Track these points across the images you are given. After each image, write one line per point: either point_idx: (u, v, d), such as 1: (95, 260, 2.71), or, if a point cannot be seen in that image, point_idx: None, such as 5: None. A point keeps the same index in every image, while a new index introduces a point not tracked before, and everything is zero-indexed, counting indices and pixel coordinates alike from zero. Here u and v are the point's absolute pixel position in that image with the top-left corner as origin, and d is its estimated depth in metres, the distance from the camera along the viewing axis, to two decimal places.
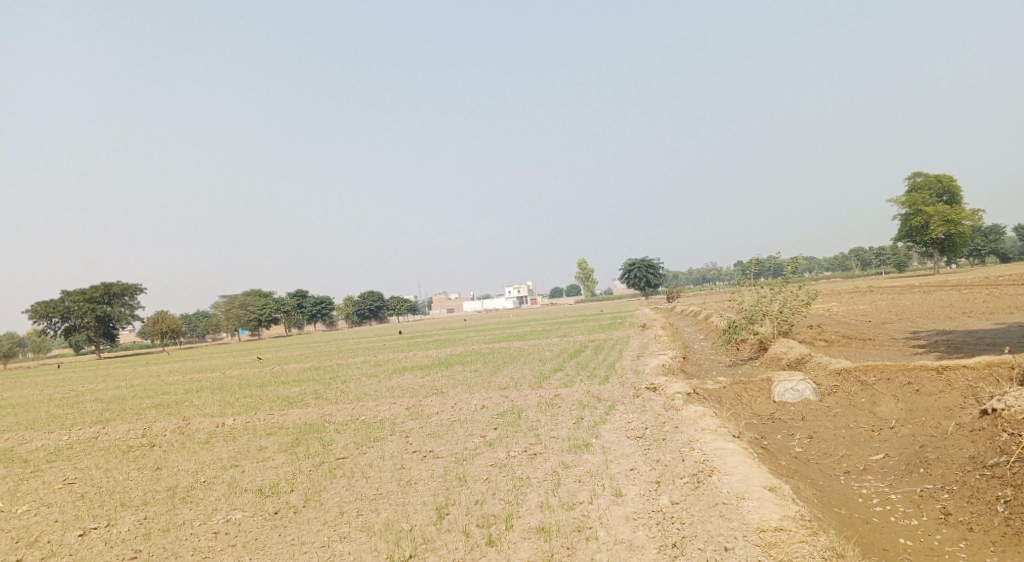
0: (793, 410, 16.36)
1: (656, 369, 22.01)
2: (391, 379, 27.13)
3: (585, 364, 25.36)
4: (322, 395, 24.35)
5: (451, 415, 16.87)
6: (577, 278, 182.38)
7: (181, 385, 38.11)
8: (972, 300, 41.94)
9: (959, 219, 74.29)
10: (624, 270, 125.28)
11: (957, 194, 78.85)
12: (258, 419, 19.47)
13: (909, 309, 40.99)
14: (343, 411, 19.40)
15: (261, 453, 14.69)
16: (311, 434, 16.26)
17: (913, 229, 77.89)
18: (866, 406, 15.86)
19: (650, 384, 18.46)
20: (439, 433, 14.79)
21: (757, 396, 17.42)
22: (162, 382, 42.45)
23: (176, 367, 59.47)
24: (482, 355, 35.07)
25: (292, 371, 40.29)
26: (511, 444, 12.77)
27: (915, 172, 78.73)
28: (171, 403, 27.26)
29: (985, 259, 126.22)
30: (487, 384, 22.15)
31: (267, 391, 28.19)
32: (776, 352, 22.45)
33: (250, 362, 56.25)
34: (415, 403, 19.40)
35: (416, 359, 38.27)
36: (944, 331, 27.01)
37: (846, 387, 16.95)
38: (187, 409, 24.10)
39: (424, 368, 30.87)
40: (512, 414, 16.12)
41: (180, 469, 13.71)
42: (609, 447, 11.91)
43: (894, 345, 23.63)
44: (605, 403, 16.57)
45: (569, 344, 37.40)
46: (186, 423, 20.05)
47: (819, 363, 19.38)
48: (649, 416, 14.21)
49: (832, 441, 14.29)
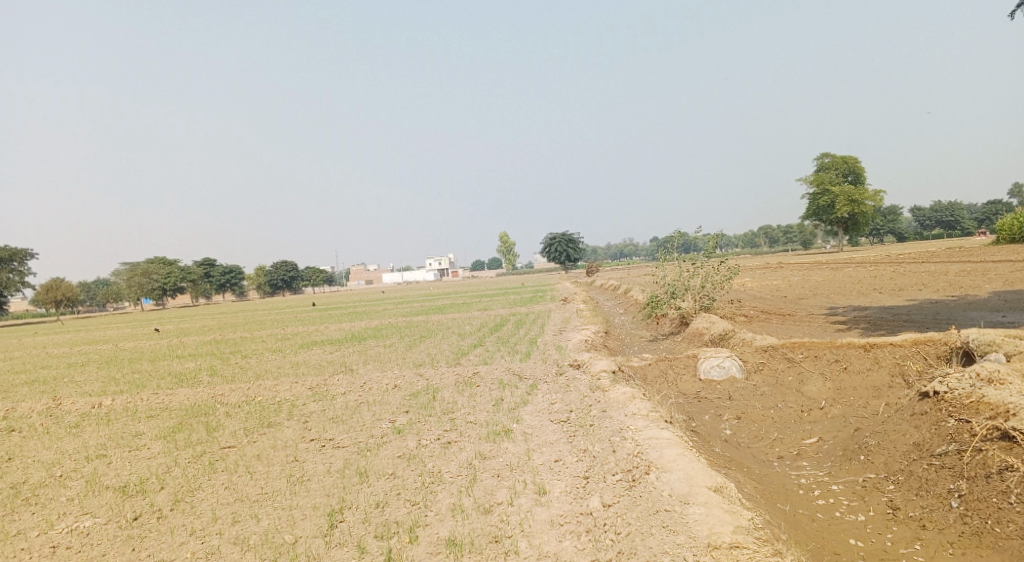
0: (720, 389, 15.68)
1: (578, 345, 21.10)
2: (297, 354, 25.31)
3: (506, 339, 24.29)
4: (219, 371, 22.34)
5: (358, 396, 15.42)
6: (498, 250, 181.40)
7: (65, 360, 34.86)
8: (879, 277, 43.14)
9: (863, 199, 77.02)
10: (545, 243, 125.37)
11: (861, 174, 81.68)
12: (142, 400, 17.42)
13: (820, 285, 41.68)
14: (238, 392, 17.57)
15: (136, 440, 12.85)
16: (197, 419, 14.47)
17: (819, 208, 80.33)
18: (793, 384, 15.33)
19: (573, 361, 17.47)
20: (343, 417, 13.31)
21: (682, 373, 16.66)
22: (45, 356, 38.90)
23: (66, 339, 54.98)
24: (398, 329, 33.45)
25: (191, 344, 37.48)
26: (422, 430, 11.45)
27: (823, 152, 80.94)
28: (47, 379, 24.59)
29: (883, 238, 132.48)
30: (401, 360, 20.70)
31: (159, 367, 25.82)
32: (699, 328, 21.92)
33: (148, 333, 52.66)
34: (320, 383, 17.76)
35: (327, 333, 36.19)
36: (860, 307, 27.25)
37: (773, 364, 16.38)
38: (63, 387, 21.64)
39: (335, 342, 29.05)
40: (425, 394, 14.80)
41: (33, 461, 11.76)
42: (531, 433, 10.77)
43: (814, 322, 23.45)
44: (527, 383, 15.47)
45: (489, 317, 36.29)
46: (57, 404, 17.78)
47: (743, 339, 18.86)
48: (573, 397, 13.17)
49: (761, 423, 13.66)
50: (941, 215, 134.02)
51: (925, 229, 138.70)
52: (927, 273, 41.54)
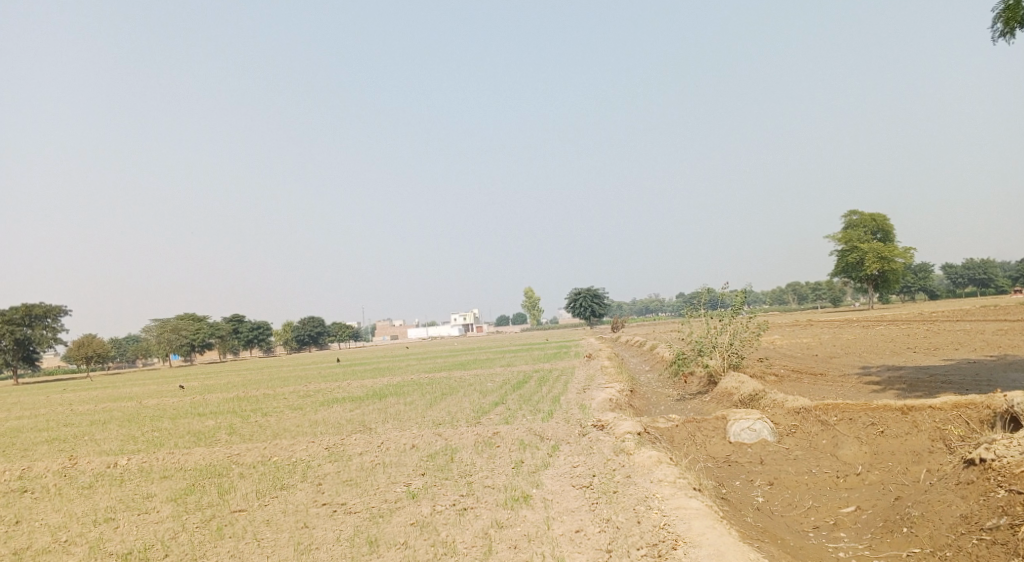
0: (751, 452, 15.01)
1: (602, 404, 20.55)
2: (317, 412, 24.99)
3: (528, 398, 23.80)
4: (238, 430, 22.06)
5: (375, 457, 15.00)
6: (523, 307, 181.17)
7: (89, 417, 34.88)
8: (913, 336, 41.99)
9: (892, 256, 75.90)
10: (570, 299, 125.00)
11: (889, 231, 80.68)
12: (158, 460, 17.17)
13: (852, 343, 40.66)
14: (254, 451, 17.25)
15: (146, 503, 12.55)
16: (211, 480, 14.15)
17: (847, 265, 79.24)
18: (827, 449, 14.64)
19: (597, 422, 16.93)
20: (357, 480, 12.91)
21: (711, 436, 16.03)
22: (70, 413, 39.00)
23: (93, 395, 55.30)
24: (421, 386, 33.05)
25: (214, 402, 37.37)
26: (438, 495, 11.01)
27: (849, 210, 80.37)
28: (69, 437, 24.50)
29: (915, 295, 130.17)
30: (420, 419, 20.26)
31: (179, 425, 25.62)
32: (727, 388, 21.27)
33: (173, 390, 52.77)
34: (337, 442, 17.38)
35: (349, 390, 35.88)
36: (895, 367, 26.38)
37: (805, 427, 15.71)
38: (83, 445, 21.49)
39: (356, 400, 28.71)
40: (442, 456, 14.36)
41: (40, 524, 11.47)
42: (551, 499, 10.28)
43: (847, 382, 22.63)
44: (548, 444, 14.97)
45: (513, 374, 35.79)
46: (73, 463, 17.57)
47: (774, 399, 18.20)
48: (596, 461, 12.65)
49: (795, 489, 12.98)
50: (974, 272, 131.63)
51: (958, 287, 136.15)
52: (963, 332, 40.36)
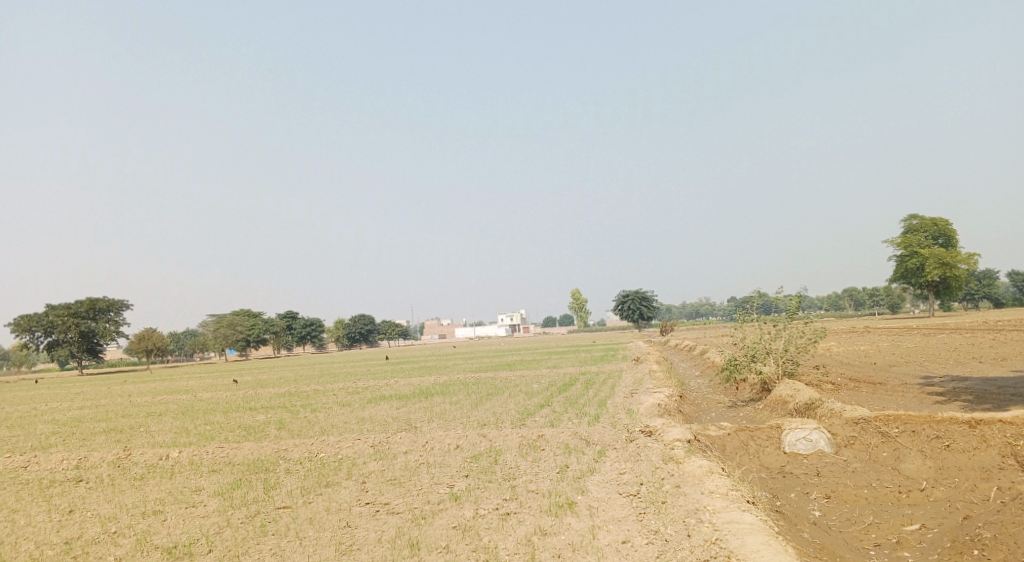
0: (806, 464, 14.44)
1: (650, 408, 20.11)
2: (364, 409, 25.13)
3: (575, 400, 23.48)
4: (286, 425, 22.30)
5: (419, 457, 14.92)
6: (570, 308, 180.43)
7: (146, 408, 35.84)
8: (977, 346, 40.26)
9: (955, 262, 73.09)
10: (618, 301, 123.99)
11: (952, 237, 77.68)
12: (207, 453, 17.41)
13: (913, 352, 39.17)
14: (301, 447, 17.36)
15: (194, 496, 12.67)
16: (257, 475, 14.25)
17: (907, 271, 76.55)
18: (888, 462, 13.98)
19: (645, 427, 16.54)
20: (401, 479, 12.81)
21: (764, 445, 15.48)
22: (128, 404, 40.12)
23: (151, 388, 56.94)
24: (466, 385, 33.05)
25: (264, 396, 38.00)
26: (481, 499, 10.81)
27: (909, 215, 77.69)
28: (124, 428, 25.14)
29: (979, 303, 125.20)
30: (465, 419, 20.14)
31: (230, 419, 26.06)
32: (781, 396, 20.61)
33: (226, 384, 53.92)
34: (382, 441, 17.37)
35: (395, 388, 36.07)
36: (959, 377, 25.24)
37: (864, 438, 15.05)
38: (137, 437, 21.99)
39: (402, 398, 28.78)
40: (486, 458, 14.19)
41: (91, 514, 11.68)
42: (598, 507, 10.00)
43: (908, 392, 21.67)
44: (595, 449, 14.67)
45: (560, 376, 35.47)
46: (127, 454, 17.95)
47: (831, 409, 17.52)
48: (645, 468, 12.30)
49: (854, 504, 12.39)
50: None
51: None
52: None
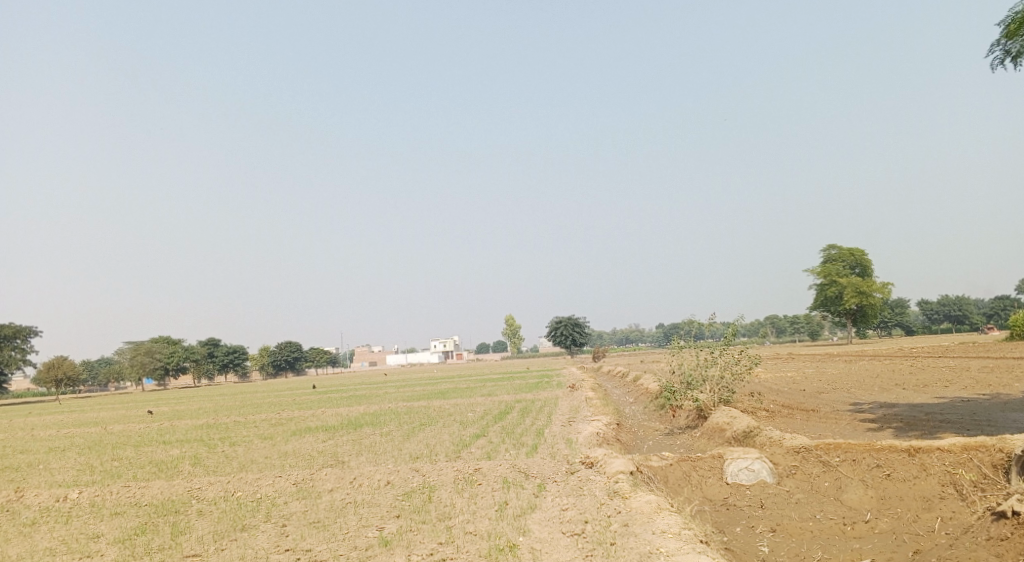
0: (750, 495, 14.08)
1: (589, 438, 19.54)
2: (288, 442, 23.70)
3: (510, 429, 22.72)
4: (202, 461, 20.74)
5: (346, 495, 13.90)
6: (504, 334, 179.83)
7: (48, 443, 33.19)
8: (898, 371, 41.51)
9: (871, 291, 76.06)
10: (550, 328, 124.14)
11: (868, 267, 80.82)
12: (111, 493, 15.89)
13: (838, 378, 40.03)
14: (217, 485, 16.04)
15: (89, 545, 11.32)
16: (164, 518, 12.96)
17: (827, 300, 79.10)
18: (831, 492, 13.74)
19: (586, 458, 15.92)
20: (326, 521, 11.80)
21: (707, 476, 15.06)
22: (28, 438, 37.13)
23: (57, 420, 53.18)
24: (398, 415, 31.85)
25: (181, 428, 35.72)
26: (414, 543, 9.94)
27: (828, 245, 80.57)
28: (21, 466, 22.97)
29: (892, 331, 130.93)
30: (397, 452, 19.14)
31: (141, 454, 24.20)
32: (719, 424, 20.41)
33: (141, 415, 50.83)
34: (306, 477, 16.20)
35: (322, 417, 34.52)
36: (887, 403, 25.70)
37: (806, 468, 14.81)
38: (33, 476, 20.01)
39: (330, 429, 27.46)
40: (419, 495, 13.29)
41: None
42: (541, 549, 9.29)
43: (841, 419, 21.80)
44: (534, 482, 13.98)
45: (495, 404, 34.62)
46: (18, 496, 16.20)
47: (770, 438, 17.32)
48: (588, 504, 11.67)
49: (800, 537, 12.06)
50: (950, 309, 132.59)
51: (934, 323, 137.02)
52: (949, 369, 39.92)
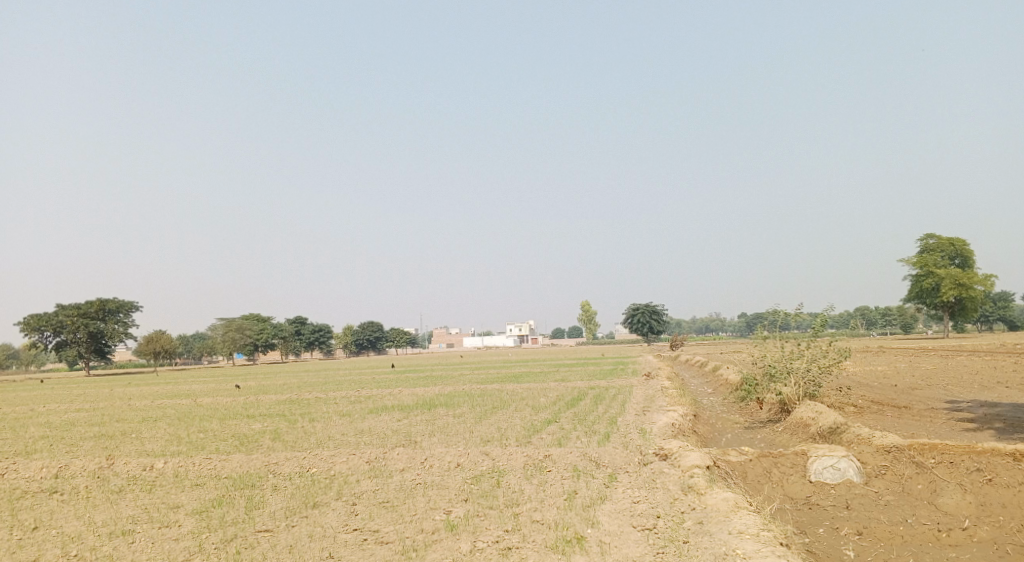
0: (835, 495, 13.30)
1: (664, 428, 19.01)
2: (364, 421, 24.09)
3: (584, 416, 22.40)
4: (282, 436, 21.32)
5: (416, 476, 13.92)
6: (581, 320, 178.99)
7: (144, 412, 34.93)
8: (1000, 369, 38.91)
9: (971, 283, 71.63)
10: (628, 314, 122.67)
11: (969, 257, 76.09)
12: (194, 464, 16.45)
13: (934, 374, 37.82)
14: (293, 461, 16.38)
15: (169, 514, 11.67)
16: (241, 491, 13.27)
17: (922, 291, 75.00)
18: (925, 495, 12.80)
19: (660, 450, 15.44)
20: (394, 502, 11.81)
21: (788, 473, 14.35)
22: (127, 407, 39.25)
23: (154, 391, 56.14)
24: (472, 397, 32.01)
25: (265, 403, 37.02)
26: (479, 529, 9.78)
27: (925, 233, 76.23)
28: (117, 434, 24.23)
29: (993, 325, 123.43)
30: (468, 434, 19.15)
31: (226, 427, 25.11)
32: (803, 419, 19.52)
33: (230, 389, 53.06)
34: (379, 456, 16.36)
35: (398, 397, 35.10)
36: (988, 402, 24.05)
37: (897, 468, 13.87)
38: (126, 444, 21.00)
39: (405, 409, 27.81)
40: (487, 479, 13.15)
41: (55, 533, 10.73)
42: (609, 542, 8.95)
43: (937, 418, 20.49)
44: (605, 472, 13.63)
45: (569, 389, 34.35)
46: (111, 463, 16.99)
47: (858, 435, 16.39)
48: (661, 498, 11.24)
49: (889, 542, 11.28)
50: None
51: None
52: None
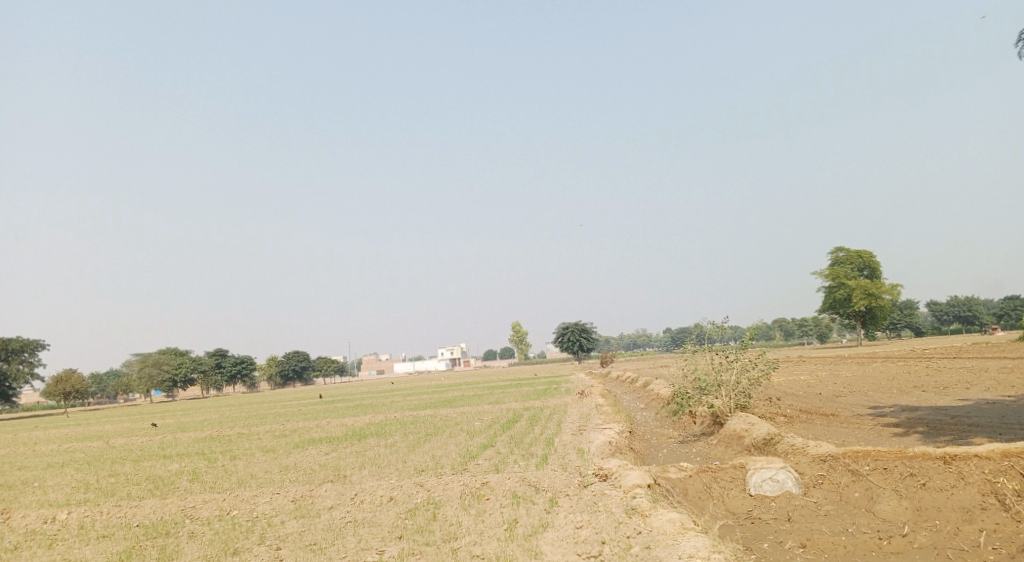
0: (776, 508, 13.22)
1: (601, 447, 18.69)
2: (290, 456, 22.91)
3: (519, 439, 21.91)
4: (200, 476, 19.97)
5: (346, 513, 13.14)
6: (511, 341, 178.65)
7: (49, 459, 32.43)
8: (914, 373, 40.50)
9: (879, 292, 74.90)
10: (558, 333, 123.15)
11: (876, 268, 79.58)
12: (101, 514, 15.12)
13: (854, 380, 39.01)
14: (211, 504, 15.25)
15: None
16: (153, 541, 12.17)
17: (836, 302, 77.91)
18: (862, 504, 12.86)
19: (599, 470, 15.07)
20: (323, 544, 11.05)
21: (729, 488, 14.20)
22: (29, 454, 36.37)
23: (61, 434, 52.54)
24: (403, 425, 31.05)
25: (183, 441, 34.97)
26: None
27: (836, 246, 79.50)
28: (15, 484, 22.28)
29: (901, 332, 129.70)
30: (401, 465, 18.36)
31: (139, 470, 23.44)
32: (737, 431, 19.57)
33: (146, 428, 50.10)
34: (306, 493, 15.44)
35: (327, 428, 33.77)
36: (909, 407, 24.77)
37: (834, 477, 13.90)
38: (25, 495, 19.24)
39: (334, 441, 26.65)
40: (423, 513, 12.49)
41: None
42: None
43: (864, 424, 20.89)
44: (545, 497, 13.16)
45: (503, 412, 33.79)
46: (5, 518, 15.43)
47: (792, 446, 16.43)
48: (605, 522, 10.87)
49: (832, 553, 11.21)
50: (959, 309, 131.05)
51: (943, 323, 135.55)
52: (967, 370, 38.89)
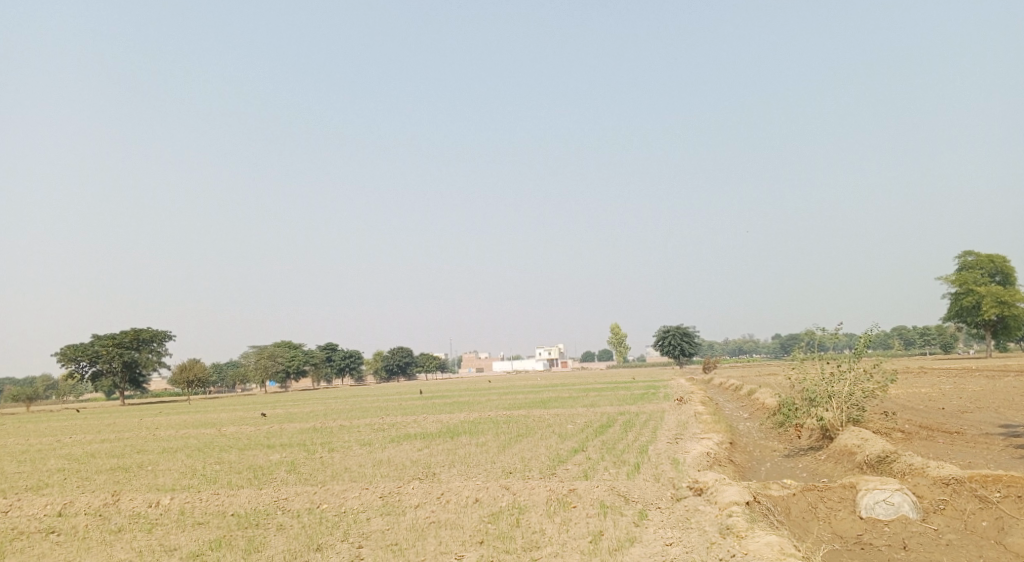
0: (890, 534, 12.07)
1: (698, 458, 17.81)
2: (383, 450, 23.25)
3: (611, 445, 21.28)
4: (297, 467, 20.54)
5: (429, 513, 13.01)
6: (611, 343, 176.63)
7: (166, 443, 34.42)
8: None
9: (1014, 301, 68.83)
10: (659, 336, 120.49)
11: (1010, 274, 73.23)
12: (201, 500, 15.69)
13: (982, 396, 35.86)
14: (303, 496, 15.55)
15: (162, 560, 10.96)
16: (243, 531, 12.42)
17: (963, 310, 72.21)
18: (991, 534, 11.53)
19: (694, 483, 14.29)
20: (404, 544, 10.92)
21: (836, 509, 13.13)
22: (150, 438, 38.75)
23: (181, 420, 55.86)
24: (496, 424, 30.97)
25: (287, 432, 36.33)
26: None
27: (964, 250, 73.72)
28: (133, 466, 23.66)
29: None
30: (490, 465, 18.20)
31: (243, 458, 24.43)
32: (847, 447, 18.21)
33: (256, 417, 52.49)
34: (394, 490, 15.46)
35: (422, 425, 34.23)
36: None
37: (958, 503, 12.55)
38: (138, 477, 20.36)
39: (427, 437, 26.85)
40: (506, 518, 12.17)
41: None
42: None
43: (993, 445, 19.03)
44: (633, 509, 12.57)
45: (598, 415, 33.14)
46: (116, 500, 16.29)
47: (909, 466, 15.07)
48: (695, 541, 10.19)
49: None
50: None
51: None
52: None
